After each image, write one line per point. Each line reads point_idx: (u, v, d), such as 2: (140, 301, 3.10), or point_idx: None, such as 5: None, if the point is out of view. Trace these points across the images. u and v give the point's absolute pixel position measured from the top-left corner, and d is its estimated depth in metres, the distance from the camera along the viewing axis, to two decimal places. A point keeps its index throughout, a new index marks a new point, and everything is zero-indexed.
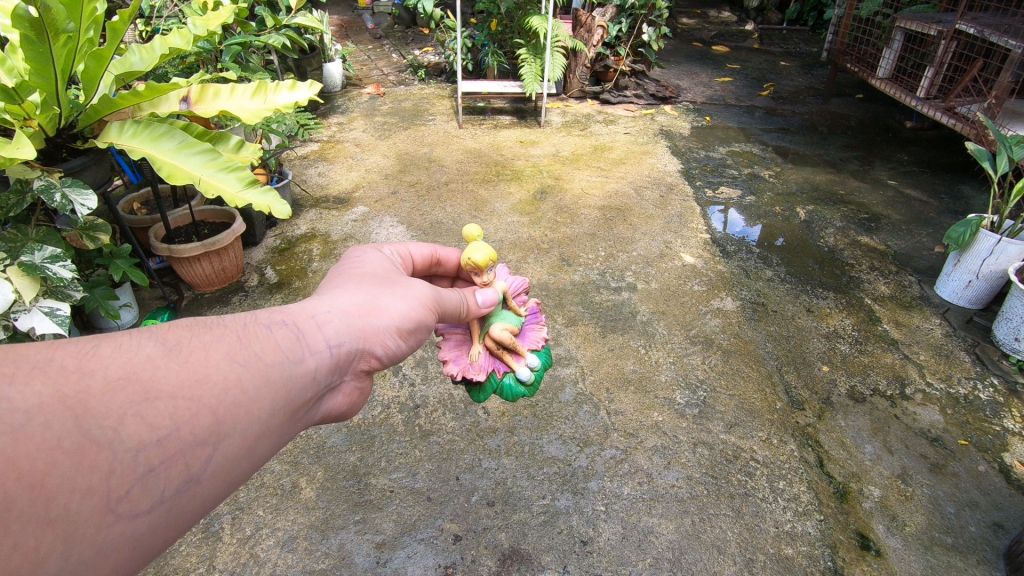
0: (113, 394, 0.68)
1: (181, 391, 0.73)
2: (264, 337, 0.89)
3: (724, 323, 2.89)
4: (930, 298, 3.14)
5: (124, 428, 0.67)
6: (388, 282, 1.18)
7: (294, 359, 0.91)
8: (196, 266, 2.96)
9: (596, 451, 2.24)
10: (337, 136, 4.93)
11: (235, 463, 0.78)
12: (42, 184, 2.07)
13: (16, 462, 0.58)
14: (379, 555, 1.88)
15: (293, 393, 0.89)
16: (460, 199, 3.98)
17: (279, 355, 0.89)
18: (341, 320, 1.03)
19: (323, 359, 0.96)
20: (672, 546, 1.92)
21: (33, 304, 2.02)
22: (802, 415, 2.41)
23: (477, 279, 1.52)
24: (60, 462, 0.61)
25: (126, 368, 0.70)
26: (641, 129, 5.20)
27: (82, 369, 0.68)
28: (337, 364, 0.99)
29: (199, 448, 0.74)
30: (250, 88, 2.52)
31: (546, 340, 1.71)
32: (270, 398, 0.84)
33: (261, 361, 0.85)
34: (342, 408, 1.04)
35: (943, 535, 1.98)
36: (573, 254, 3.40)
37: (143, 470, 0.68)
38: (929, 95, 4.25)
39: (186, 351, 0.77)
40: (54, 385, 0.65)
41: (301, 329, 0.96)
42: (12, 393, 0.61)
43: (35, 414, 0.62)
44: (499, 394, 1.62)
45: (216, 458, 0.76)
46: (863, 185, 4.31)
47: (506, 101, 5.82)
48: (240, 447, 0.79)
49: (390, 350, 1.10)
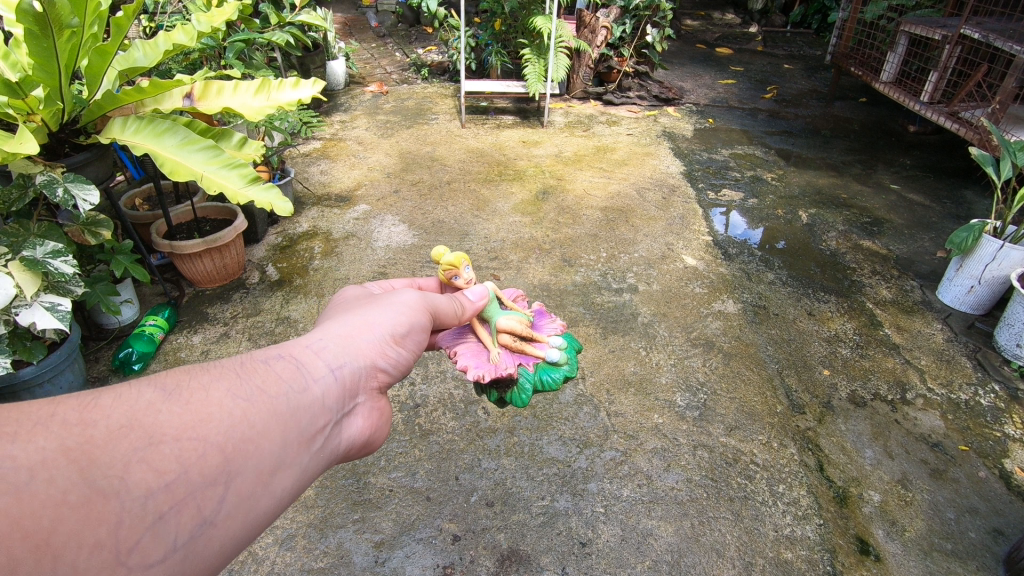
0: (116, 442, 0.67)
1: (185, 433, 0.72)
2: (264, 371, 0.89)
3: (725, 326, 2.89)
4: (932, 303, 3.14)
5: (130, 476, 0.66)
6: (374, 301, 1.21)
7: (297, 388, 0.90)
8: (198, 263, 2.95)
9: (596, 452, 2.23)
10: (340, 134, 4.93)
11: (250, 500, 0.77)
12: (44, 180, 2.07)
13: (21, 522, 0.57)
14: (377, 554, 1.88)
15: (302, 423, 0.88)
16: (462, 198, 3.98)
17: (281, 386, 0.88)
18: (337, 344, 1.04)
19: (327, 386, 0.95)
20: (671, 548, 1.92)
21: (35, 298, 2.01)
22: (803, 419, 2.41)
23: (458, 284, 1.52)
24: (66, 517, 0.60)
25: (127, 416, 0.69)
26: (644, 131, 5.19)
27: (84, 420, 0.67)
28: (343, 388, 0.99)
29: (210, 488, 0.72)
30: (253, 86, 2.51)
31: (563, 328, 1.77)
32: (278, 430, 0.83)
33: (264, 394, 0.84)
34: (365, 433, 1.02)
35: (943, 541, 1.97)
36: (575, 254, 3.40)
37: (153, 517, 0.66)
38: (934, 100, 4.24)
39: (186, 394, 0.77)
40: (57, 439, 0.63)
41: (299, 359, 0.96)
42: (15, 451, 0.60)
43: (39, 470, 0.60)
44: (539, 390, 1.59)
45: (230, 497, 0.74)
46: (866, 189, 4.31)
47: (509, 101, 5.82)
48: (254, 484, 0.78)
49: (392, 363, 1.11)
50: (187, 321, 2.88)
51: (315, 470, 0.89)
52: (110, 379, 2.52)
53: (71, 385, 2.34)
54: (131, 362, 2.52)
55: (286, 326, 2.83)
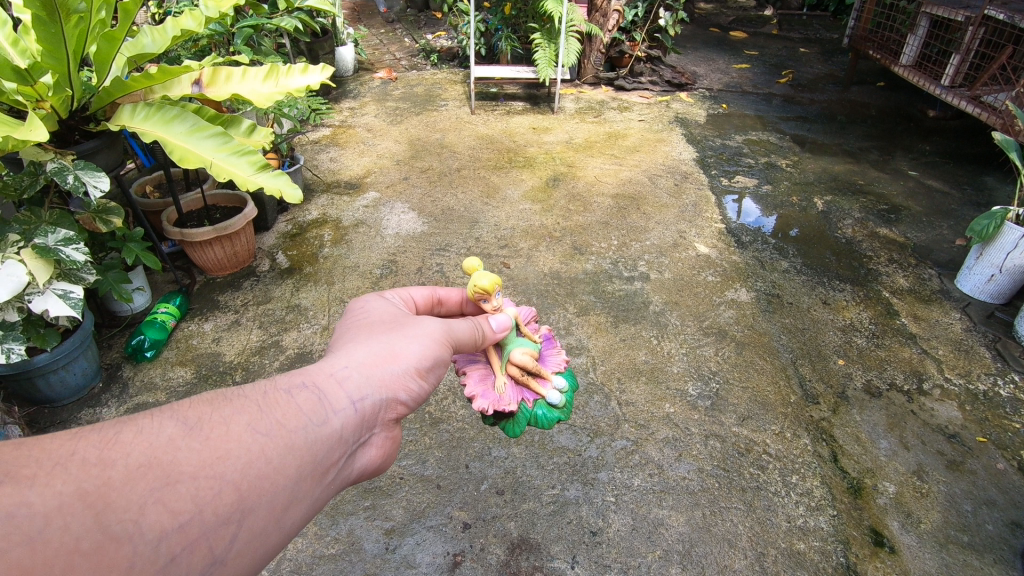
0: (134, 483, 0.69)
1: (202, 471, 0.74)
2: (286, 402, 0.89)
3: (738, 315, 2.85)
4: (951, 292, 3.08)
5: (143, 520, 0.67)
6: (399, 325, 1.18)
7: (317, 421, 0.91)
8: (209, 251, 2.96)
9: (607, 441, 2.22)
10: (349, 121, 4.91)
11: (262, 537, 0.78)
12: (55, 167, 2.06)
13: (34, 571, 0.58)
14: (388, 541, 1.89)
15: (320, 456, 0.89)
16: (471, 185, 3.96)
17: (302, 420, 0.89)
18: (361, 373, 1.03)
19: (348, 417, 0.96)
20: (682, 538, 1.91)
21: (47, 286, 2.03)
22: (817, 409, 2.37)
23: (486, 307, 1.48)
24: (81, 563, 0.61)
25: (146, 454, 0.71)
26: (656, 117, 5.12)
27: (103, 460, 0.68)
28: (363, 419, 0.99)
29: (224, 528, 0.74)
30: (262, 72, 2.49)
31: (568, 362, 1.72)
32: (296, 465, 0.84)
33: (284, 427, 0.85)
34: (377, 461, 1.04)
35: (960, 533, 1.94)
36: (585, 242, 3.37)
37: (165, 560, 0.67)
38: (955, 83, 4.14)
39: (206, 428, 0.78)
40: (74, 482, 0.65)
41: (322, 388, 0.96)
42: (31, 497, 0.61)
43: (54, 517, 0.62)
44: (533, 425, 1.59)
45: (242, 535, 0.76)
46: (883, 175, 4.23)
47: (519, 87, 5.76)
48: (267, 520, 0.79)
49: (413, 394, 1.11)
50: (198, 308, 2.89)
51: (327, 501, 0.91)
52: (123, 366, 2.54)
53: (86, 371, 2.36)
54: (143, 350, 2.54)
55: (296, 314, 2.83)
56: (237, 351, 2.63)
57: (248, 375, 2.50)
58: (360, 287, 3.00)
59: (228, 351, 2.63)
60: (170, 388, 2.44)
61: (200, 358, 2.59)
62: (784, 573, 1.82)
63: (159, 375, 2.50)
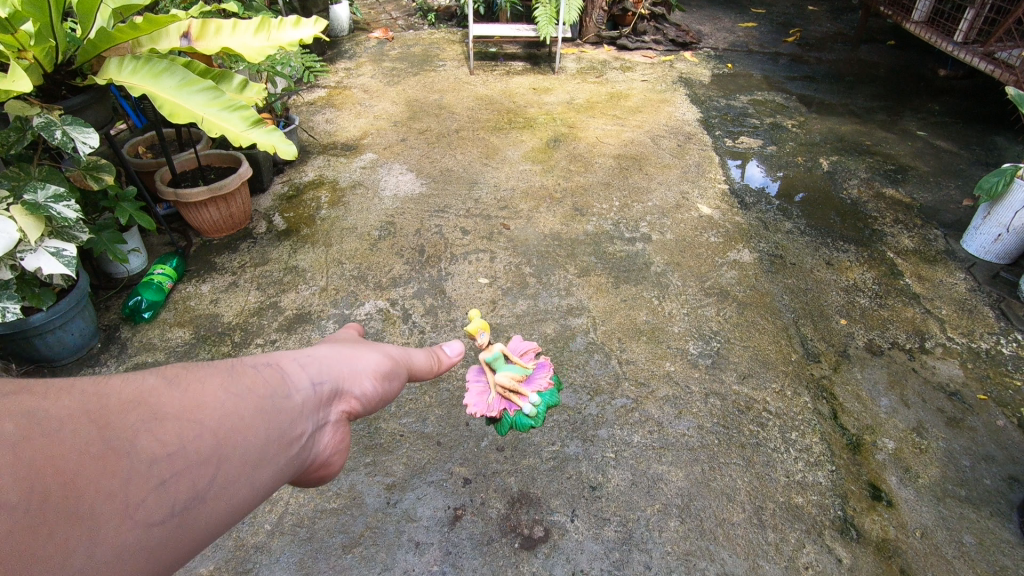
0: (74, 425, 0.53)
1: (155, 421, 0.58)
2: (251, 368, 0.73)
3: (740, 275, 2.82)
4: (956, 252, 3.04)
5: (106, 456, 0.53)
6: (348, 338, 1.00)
7: (281, 392, 0.74)
8: (204, 212, 2.91)
9: (607, 400, 2.22)
10: (345, 82, 4.79)
11: (224, 501, 0.61)
12: (41, 122, 2.00)
13: None
14: (389, 496, 1.90)
15: (289, 426, 0.72)
16: (470, 146, 3.88)
17: (267, 387, 0.72)
18: (320, 360, 0.86)
19: (309, 396, 0.79)
20: (681, 493, 1.92)
21: (39, 244, 1.99)
22: (818, 368, 2.36)
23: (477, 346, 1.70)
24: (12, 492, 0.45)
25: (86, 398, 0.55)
26: (659, 77, 4.99)
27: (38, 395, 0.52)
28: (324, 403, 0.82)
29: (185, 479, 0.57)
30: (253, 25, 2.41)
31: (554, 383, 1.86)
32: (264, 427, 0.68)
33: (248, 390, 0.69)
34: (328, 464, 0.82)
35: (957, 488, 1.95)
36: (586, 203, 3.32)
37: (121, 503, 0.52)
38: (968, 40, 4.02)
39: (161, 377, 0.62)
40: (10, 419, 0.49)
41: (283, 361, 0.79)
42: None
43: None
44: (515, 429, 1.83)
45: (212, 489, 0.60)
46: (890, 136, 4.14)
47: (519, 47, 5.61)
48: (234, 480, 0.62)
49: (368, 394, 0.93)
50: (195, 270, 2.86)
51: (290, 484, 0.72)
52: (121, 327, 2.53)
53: (83, 332, 2.36)
54: (140, 311, 2.53)
55: (294, 276, 2.80)
56: (235, 312, 2.61)
57: (247, 335, 2.49)
58: (358, 249, 2.97)
59: (226, 313, 2.61)
60: (169, 348, 2.44)
61: (199, 319, 2.58)
62: (782, 525, 1.84)
63: (158, 336, 2.49)
